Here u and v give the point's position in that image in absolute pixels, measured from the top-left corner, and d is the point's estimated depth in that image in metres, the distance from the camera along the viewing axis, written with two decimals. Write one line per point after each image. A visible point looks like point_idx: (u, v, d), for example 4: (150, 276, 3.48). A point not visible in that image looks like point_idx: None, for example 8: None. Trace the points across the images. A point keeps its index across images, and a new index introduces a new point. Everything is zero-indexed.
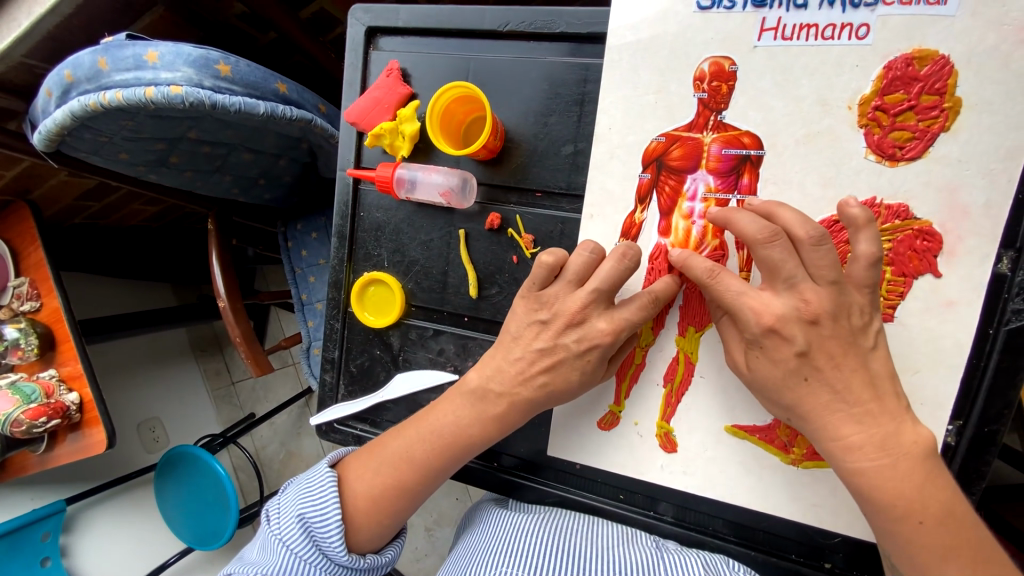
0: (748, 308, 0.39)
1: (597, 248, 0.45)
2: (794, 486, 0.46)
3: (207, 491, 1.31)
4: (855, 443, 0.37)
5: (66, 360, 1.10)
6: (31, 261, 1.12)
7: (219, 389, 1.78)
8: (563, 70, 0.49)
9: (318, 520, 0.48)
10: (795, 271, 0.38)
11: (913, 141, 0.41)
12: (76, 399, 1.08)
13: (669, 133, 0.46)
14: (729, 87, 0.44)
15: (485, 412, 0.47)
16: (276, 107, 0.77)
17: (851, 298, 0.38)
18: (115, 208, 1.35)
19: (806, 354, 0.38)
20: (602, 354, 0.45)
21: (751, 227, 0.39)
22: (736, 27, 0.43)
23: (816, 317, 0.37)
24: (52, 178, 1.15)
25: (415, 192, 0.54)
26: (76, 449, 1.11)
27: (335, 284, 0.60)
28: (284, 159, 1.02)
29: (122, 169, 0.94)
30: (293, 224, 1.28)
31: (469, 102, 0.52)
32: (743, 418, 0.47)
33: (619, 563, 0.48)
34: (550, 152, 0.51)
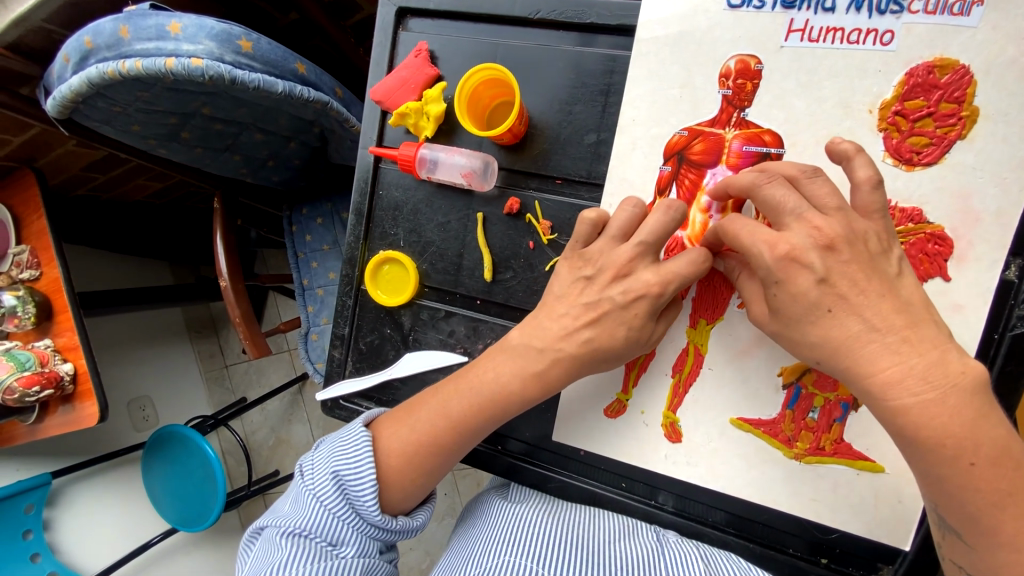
0: (761, 240, 0.39)
1: (638, 203, 0.46)
2: (794, 480, 0.47)
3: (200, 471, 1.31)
4: (895, 376, 0.36)
5: (62, 331, 1.10)
6: (33, 229, 1.12)
7: (212, 371, 1.78)
8: (589, 60, 0.50)
9: (351, 477, 0.49)
10: (800, 203, 0.39)
11: (929, 147, 0.42)
12: (71, 369, 1.08)
13: (691, 127, 0.47)
14: (753, 85, 0.45)
15: (506, 381, 0.48)
16: (294, 87, 0.78)
17: (866, 226, 0.38)
18: (120, 181, 1.35)
19: (825, 279, 0.37)
20: (637, 315, 0.45)
21: (746, 175, 0.41)
22: (764, 27, 0.44)
23: (832, 243, 0.37)
24: (61, 146, 1.15)
25: (437, 172, 0.55)
26: (67, 421, 1.11)
27: (349, 261, 0.60)
28: (295, 143, 1.03)
29: (132, 142, 0.94)
30: (299, 209, 1.29)
31: (496, 86, 0.53)
32: (748, 411, 0.48)
33: (619, 557, 0.49)
34: (573, 140, 0.51)
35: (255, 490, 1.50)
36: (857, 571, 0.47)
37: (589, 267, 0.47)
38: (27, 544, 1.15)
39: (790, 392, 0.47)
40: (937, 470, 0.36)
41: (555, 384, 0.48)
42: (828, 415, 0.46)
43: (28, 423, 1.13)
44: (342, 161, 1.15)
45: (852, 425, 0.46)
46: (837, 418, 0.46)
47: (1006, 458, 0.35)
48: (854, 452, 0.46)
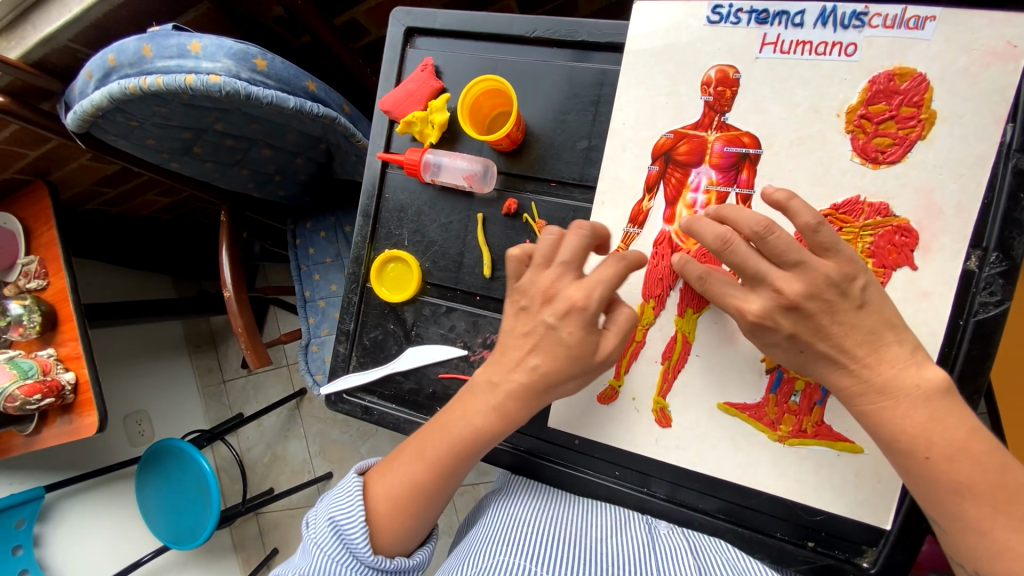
0: (733, 305, 0.44)
1: (556, 230, 0.50)
2: (781, 463, 0.49)
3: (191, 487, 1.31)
4: (853, 391, 0.41)
5: (65, 340, 1.11)
6: (43, 240, 1.15)
7: (209, 386, 1.80)
8: (581, 73, 0.54)
9: (345, 521, 0.53)
10: (760, 267, 0.42)
11: (893, 147, 0.45)
12: (72, 378, 1.09)
13: (677, 130, 0.51)
14: (732, 91, 0.49)
15: (474, 435, 0.50)
16: (304, 102, 0.82)
17: (822, 269, 0.40)
18: (128, 196, 1.41)
19: (795, 337, 0.42)
20: (585, 319, 0.46)
21: (707, 239, 0.43)
22: (741, 39, 0.48)
23: (795, 303, 0.41)
24: (75, 160, 1.20)
25: (440, 175, 0.58)
26: (65, 431, 1.12)
27: (355, 259, 0.63)
28: (301, 158, 1.10)
29: (146, 156, 0.99)
30: (301, 222, 1.34)
31: (496, 96, 0.57)
32: (733, 396, 0.50)
33: (612, 556, 0.51)
34: (567, 146, 0.55)
35: (249, 507, 1.49)
36: (842, 554, 0.48)
37: (524, 299, 0.49)
38: (17, 560, 1.13)
39: (772, 376, 0.49)
40: (900, 458, 0.40)
41: (517, 417, 0.49)
42: (809, 398, 0.48)
43: (26, 433, 1.14)
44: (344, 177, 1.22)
45: (832, 407, 0.48)
46: (817, 401, 0.48)
47: (963, 452, 0.38)
48: (834, 434, 0.48)
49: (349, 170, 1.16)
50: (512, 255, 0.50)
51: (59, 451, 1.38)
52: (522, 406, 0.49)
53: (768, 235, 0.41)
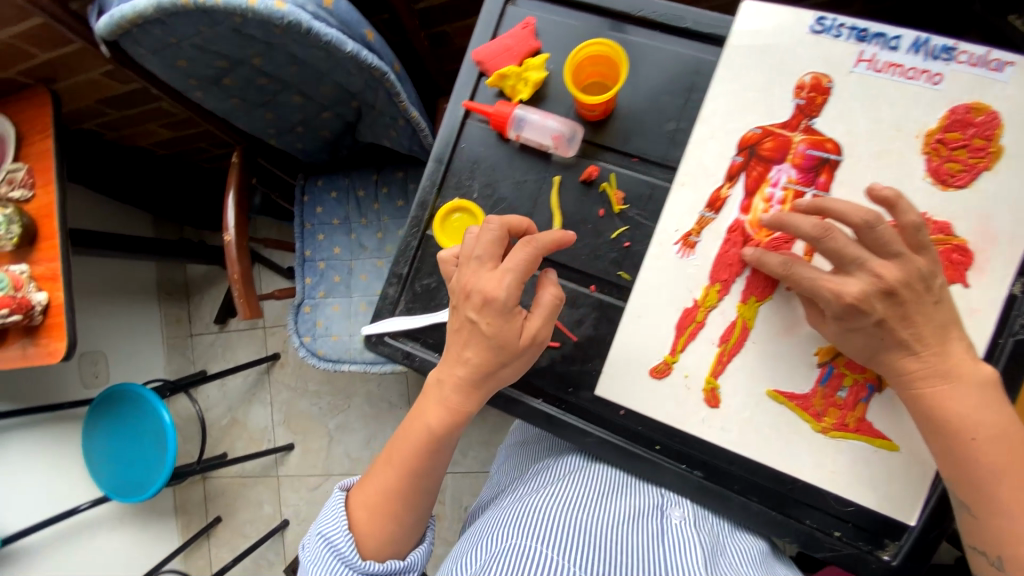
0: (828, 290, 0.46)
1: (475, 228, 0.53)
2: (818, 452, 0.52)
3: (141, 436, 1.28)
4: (918, 373, 0.46)
5: (42, 259, 1.03)
6: (35, 149, 1.05)
7: (175, 337, 1.75)
8: (681, 57, 0.56)
9: (331, 532, 0.58)
10: (859, 253, 0.45)
11: (963, 172, 0.49)
12: (44, 300, 1.02)
13: (765, 127, 0.53)
14: (823, 99, 0.52)
15: (432, 433, 0.54)
16: (361, 50, 0.83)
17: (917, 265, 0.44)
18: (132, 122, 1.35)
19: (883, 321, 0.45)
20: (497, 309, 0.49)
21: (807, 225, 0.46)
22: (839, 53, 0.52)
23: (892, 289, 0.44)
24: (85, 73, 1.13)
25: (525, 131, 0.58)
26: (29, 354, 1.05)
27: (420, 204, 0.62)
28: (330, 112, 1.08)
29: (171, 80, 0.94)
30: (313, 180, 1.36)
31: (599, 65, 0.57)
32: (783, 385, 0.53)
33: (626, 543, 0.53)
34: (655, 125, 0.57)
35: (203, 466, 1.45)
36: (865, 546, 0.52)
37: (454, 297, 0.52)
38: None
39: (823, 370, 0.52)
40: (945, 439, 0.45)
41: (465, 407, 0.54)
42: (854, 394, 0.51)
43: None
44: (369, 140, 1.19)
45: (874, 404, 0.51)
46: (862, 397, 0.51)
47: (1003, 437, 0.44)
48: (873, 430, 0.51)
49: (375, 136, 1.15)
50: (443, 258, 0.55)
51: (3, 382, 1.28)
52: (466, 397, 0.53)
53: (875, 225, 0.44)
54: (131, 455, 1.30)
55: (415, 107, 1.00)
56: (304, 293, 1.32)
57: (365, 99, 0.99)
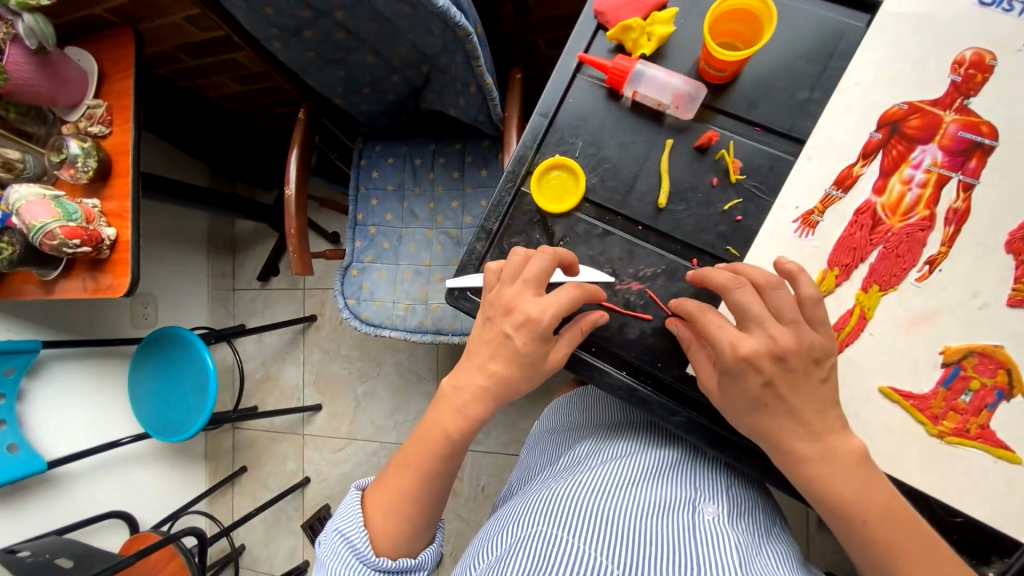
0: (726, 341, 0.45)
1: (524, 250, 0.54)
2: (930, 458, 0.48)
3: (184, 380, 1.32)
4: (805, 455, 0.45)
5: (114, 196, 1.00)
6: (116, 87, 1.02)
7: (220, 290, 1.80)
8: (821, 22, 0.52)
9: (347, 530, 0.56)
10: (762, 313, 0.45)
11: None
12: (113, 235, 0.99)
13: (913, 103, 0.49)
14: (983, 78, 0.48)
15: (489, 392, 0.52)
16: (451, 8, 0.80)
17: (812, 338, 0.44)
18: (203, 72, 1.36)
19: (771, 382, 0.44)
20: (534, 331, 0.50)
21: (724, 278, 0.47)
22: (1009, 27, 0.47)
23: (784, 354, 0.44)
24: (167, 17, 1.13)
25: (642, 87, 0.56)
26: (91, 287, 1.02)
27: (518, 159, 0.60)
28: (400, 75, 1.06)
29: (253, 27, 0.94)
30: (371, 144, 1.36)
31: (739, 21, 0.53)
32: (900, 382, 0.49)
33: (655, 535, 0.53)
34: (784, 93, 0.53)
35: (237, 416, 1.49)
36: (971, 560, 0.48)
37: (490, 309, 0.53)
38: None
39: (948, 370, 0.48)
40: None
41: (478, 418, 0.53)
42: (980, 399, 0.47)
43: (47, 278, 1.04)
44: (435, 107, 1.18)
45: (1002, 413, 0.47)
46: (989, 404, 0.47)
47: None
48: (997, 440, 0.47)
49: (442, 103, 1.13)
50: (488, 267, 0.55)
51: (61, 314, 1.32)
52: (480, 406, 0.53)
53: (775, 288, 0.46)
54: (172, 398, 1.34)
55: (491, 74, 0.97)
56: (354, 255, 1.32)
57: (438, 62, 0.97)
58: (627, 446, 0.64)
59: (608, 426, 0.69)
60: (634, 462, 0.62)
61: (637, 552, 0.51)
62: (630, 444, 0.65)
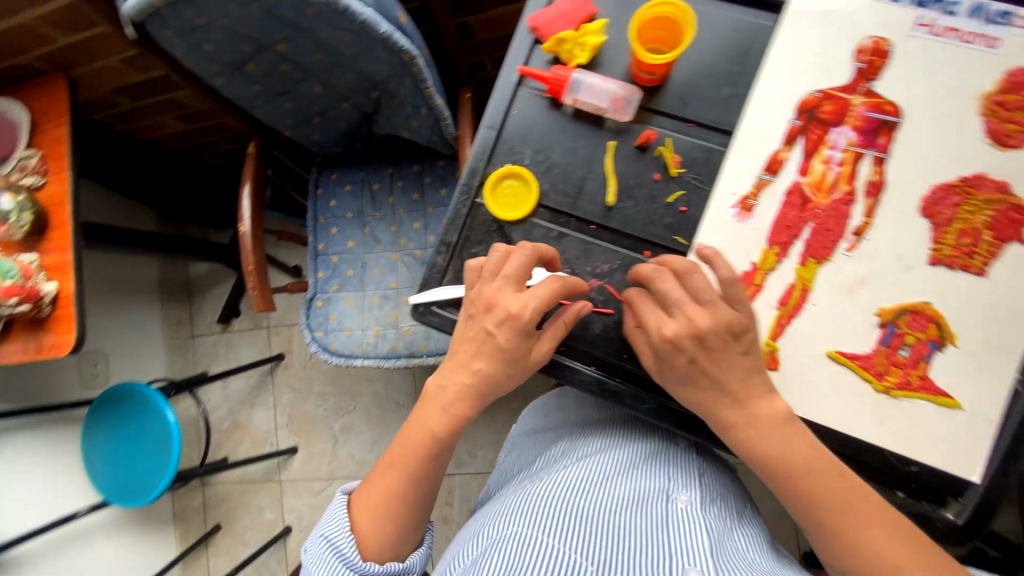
0: (654, 325, 0.50)
1: (505, 247, 0.56)
2: (882, 413, 0.52)
3: (144, 438, 1.24)
4: (731, 420, 0.50)
5: (53, 249, 0.95)
6: (49, 135, 0.98)
7: (176, 339, 1.72)
8: (736, 24, 0.57)
9: (334, 535, 0.58)
10: (680, 298, 0.50)
11: (1019, 133, 0.50)
12: (53, 290, 0.94)
13: (824, 90, 0.54)
14: (882, 63, 0.53)
15: (472, 389, 0.55)
16: (393, 32, 0.83)
17: (730, 317, 0.49)
18: (144, 113, 1.32)
19: (694, 360, 0.49)
20: (516, 328, 0.52)
21: (646, 269, 0.52)
22: (898, 17, 0.53)
23: (701, 334, 0.48)
24: (102, 60, 1.10)
25: (581, 95, 0.59)
26: (34, 347, 0.96)
27: (471, 171, 0.62)
28: (350, 103, 1.07)
29: (193, 65, 0.93)
30: (327, 173, 1.36)
31: (660, 28, 0.58)
32: (845, 345, 0.52)
33: (626, 527, 0.55)
34: (711, 90, 0.57)
35: (206, 470, 1.42)
36: (929, 505, 0.51)
37: (472, 307, 0.55)
38: None
39: (885, 330, 0.52)
40: None
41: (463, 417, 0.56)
42: (917, 353, 0.51)
43: None
44: (388, 132, 1.19)
45: (937, 363, 0.51)
46: (925, 356, 0.51)
47: None
48: (937, 389, 0.51)
49: (395, 127, 1.14)
50: (470, 266, 0.57)
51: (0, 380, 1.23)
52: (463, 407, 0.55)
53: (692, 273, 0.50)
54: (132, 459, 1.26)
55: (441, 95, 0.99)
56: (318, 285, 1.30)
57: (387, 87, 0.99)
58: (603, 442, 0.65)
59: (583, 423, 0.70)
60: (608, 458, 0.63)
61: (609, 544, 0.53)
62: (606, 439, 0.66)
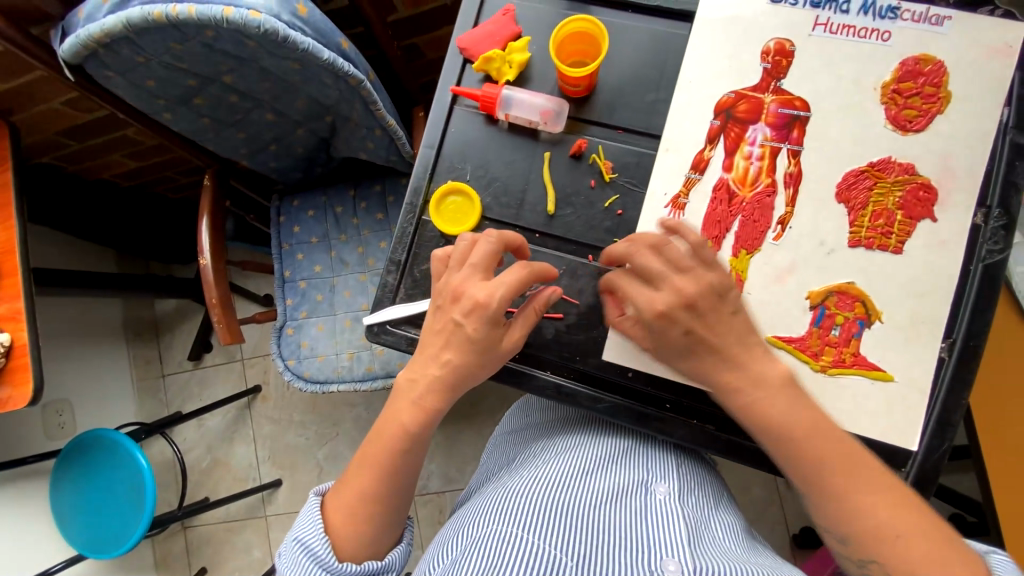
0: (643, 301, 0.50)
1: (471, 235, 0.56)
2: (821, 391, 0.54)
3: (115, 485, 1.20)
4: (734, 383, 0.50)
5: (4, 298, 0.93)
6: None
7: (145, 380, 1.67)
8: (653, 34, 0.60)
9: (308, 537, 0.56)
10: (662, 270, 0.50)
11: (919, 117, 0.54)
12: (6, 340, 0.91)
13: (738, 91, 0.57)
14: (787, 62, 0.56)
15: (442, 381, 0.54)
16: (337, 58, 0.84)
17: (713, 278, 0.50)
18: (94, 153, 1.30)
19: (690, 331, 0.50)
20: (484, 316, 0.52)
21: (620, 248, 0.53)
22: (797, 19, 0.56)
23: (691, 303, 0.49)
24: (44, 103, 1.08)
25: (513, 110, 0.61)
26: None
27: (414, 190, 0.63)
28: (304, 129, 1.07)
29: (138, 101, 0.93)
30: (289, 200, 1.35)
31: (581, 42, 0.61)
32: (781, 330, 0.55)
33: (604, 522, 0.56)
34: (635, 97, 0.60)
35: (186, 512, 1.38)
36: None
37: (439, 298, 0.55)
38: None
39: (816, 312, 0.54)
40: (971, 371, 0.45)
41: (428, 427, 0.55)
42: (848, 331, 0.54)
43: None
44: (345, 154, 1.19)
45: (867, 339, 0.54)
46: (855, 334, 0.54)
47: None
48: (869, 364, 0.54)
49: (351, 149, 1.15)
50: (435, 257, 0.57)
51: None
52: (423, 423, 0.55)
53: (666, 244, 0.51)
54: (104, 508, 1.22)
55: (393, 115, 0.99)
56: (287, 313, 1.28)
57: (339, 112, 0.99)
58: (583, 437, 0.66)
59: (562, 420, 0.70)
60: (586, 454, 0.63)
61: (588, 540, 0.54)
62: (586, 434, 0.66)
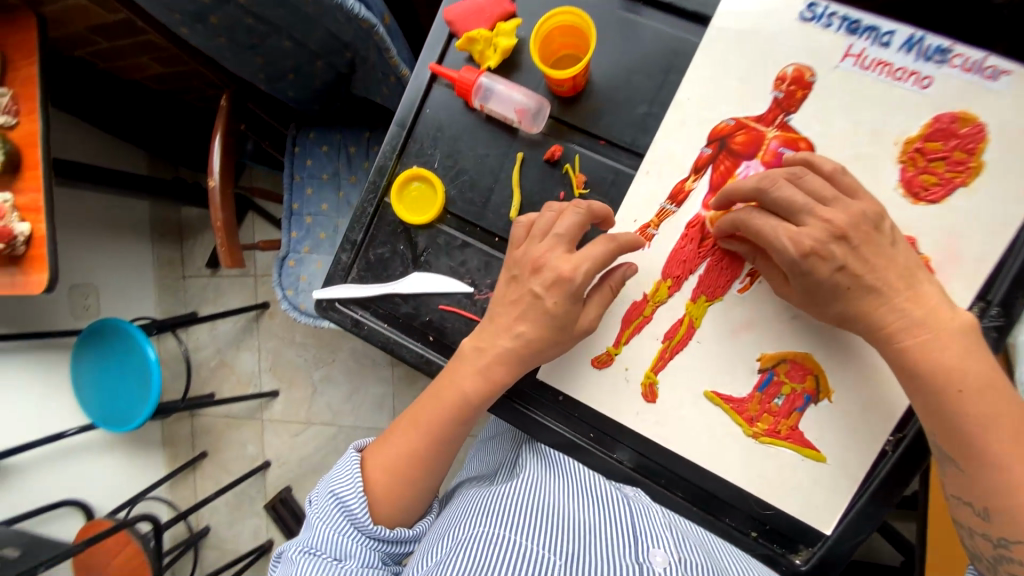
0: (786, 237, 0.45)
1: (557, 206, 0.53)
2: (749, 456, 0.52)
3: (122, 370, 1.31)
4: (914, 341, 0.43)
5: (27, 188, 0.96)
6: (21, 74, 0.96)
7: (167, 279, 1.76)
8: (659, 36, 0.52)
9: (347, 493, 0.56)
10: (806, 202, 0.45)
11: (936, 186, 0.47)
12: (27, 230, 0.95)
13: (739, 118, 0.50)
14: (803, 94, 0.49)
15: (510, 355, 0.52)
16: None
17: (861, 207, 0.44)
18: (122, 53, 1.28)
19: (845, 267, 0.44)
20: (571, 290, 0.49)
21: (746, 182, 0.47)
22: (825, 45, 0.48)
23: (844, 233, 0.43)
24: None
25: (490, 102, 0.56)
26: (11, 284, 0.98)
27: (379, 169, 0.60)
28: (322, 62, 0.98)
29: (155, 11, 0.89)
30: (306, 131, 1.31)
31: (569, 35, 0.55)
32: (722, 387, 0.52)
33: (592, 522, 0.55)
34: (625, 107, 0.54)
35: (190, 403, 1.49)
36: (779, 548, 0.53)
37: (516, 268, 0.52)
38: None
39: (763, 376, 0.51)
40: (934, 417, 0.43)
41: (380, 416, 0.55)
42: (791, 403, 0.51)
43: None
44: (362, 93, 1.14)
45: (809, 415, 0.51)
46: (797, 408, 0.51)
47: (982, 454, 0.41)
48: (804, 441, 0.51)
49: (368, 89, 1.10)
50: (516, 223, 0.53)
51: None
52: None
53: (805, 175, 0.46)
54: (113, 388, 1.33)
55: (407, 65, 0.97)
56: (290, 246, 1.30)
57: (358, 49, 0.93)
58: None
59: None
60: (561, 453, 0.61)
61: (575, 538, 0.53)
62: None
